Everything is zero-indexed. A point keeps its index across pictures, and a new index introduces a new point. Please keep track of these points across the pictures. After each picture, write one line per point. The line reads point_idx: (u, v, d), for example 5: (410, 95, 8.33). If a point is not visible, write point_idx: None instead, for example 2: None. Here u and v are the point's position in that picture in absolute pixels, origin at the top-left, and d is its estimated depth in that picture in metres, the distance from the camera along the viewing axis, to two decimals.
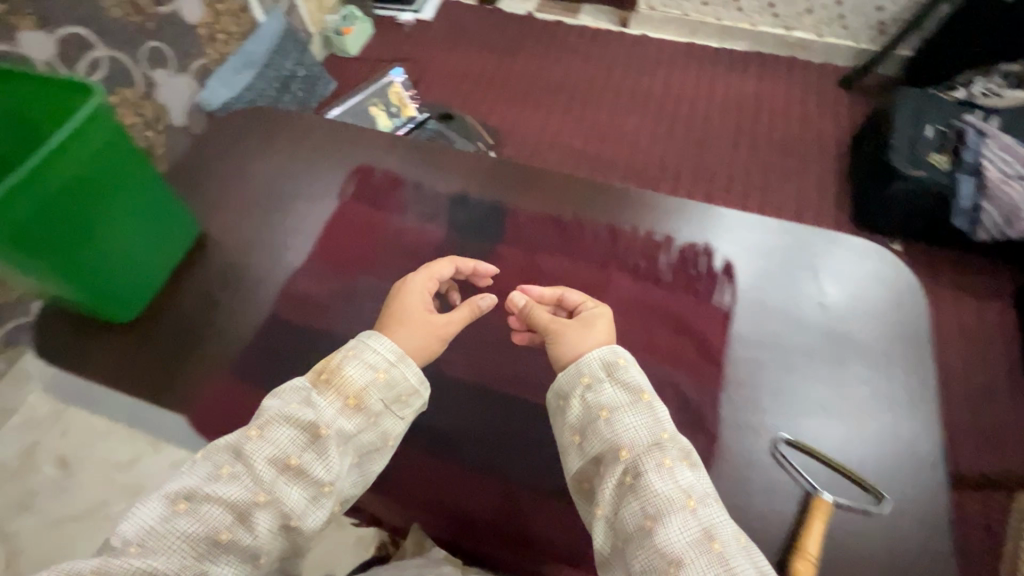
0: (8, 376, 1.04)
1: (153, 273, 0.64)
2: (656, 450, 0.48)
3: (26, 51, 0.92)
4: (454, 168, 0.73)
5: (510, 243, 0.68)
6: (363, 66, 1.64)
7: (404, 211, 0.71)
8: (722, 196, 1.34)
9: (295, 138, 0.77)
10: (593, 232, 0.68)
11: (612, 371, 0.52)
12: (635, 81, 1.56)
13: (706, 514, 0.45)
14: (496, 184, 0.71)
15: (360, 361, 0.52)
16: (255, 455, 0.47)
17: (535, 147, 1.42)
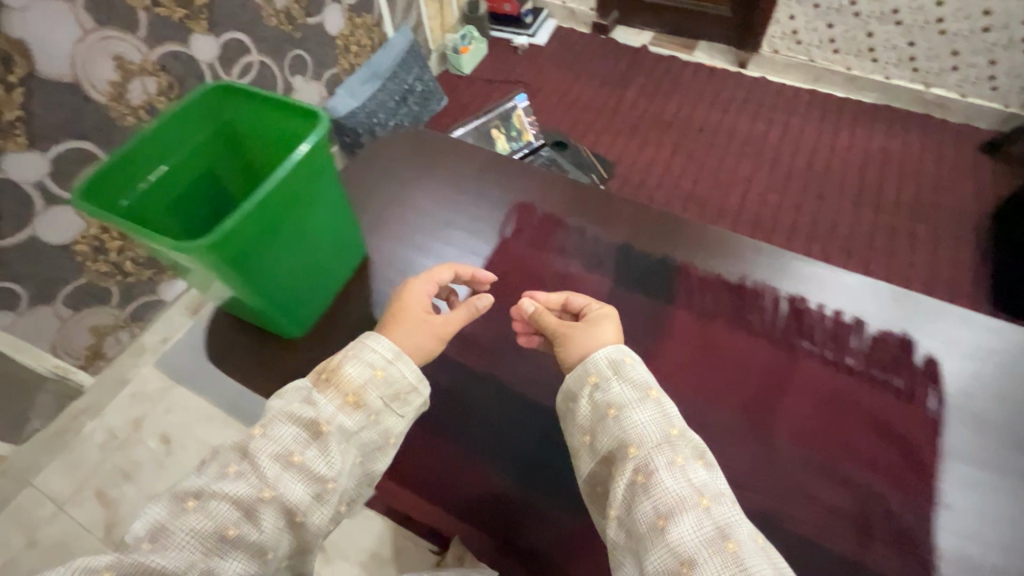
0: (129, 348, 1.10)
1: (323, 289, 0.67)
2: (667, 447, 0.47)
3: (195, 52, 0.98)
4: (617, 216, 0.72)
5: (680, 305, 0.65)
6: (475, 84, 1.67)
7: (566, 255, 0.70)
8: (842, 257, 1.25)
9: (458, 168, 0.78)
10: (771, 303, 0.64)
11: (618, 369, 0.52)
12: (753, 126, 1.50)
13: (721, 513, 0.44)
14: (662, 240, 0.69)
15: (360, 361, 0.52)
16: (259, 452, 0.47)
17: (643, 183, 1.39)
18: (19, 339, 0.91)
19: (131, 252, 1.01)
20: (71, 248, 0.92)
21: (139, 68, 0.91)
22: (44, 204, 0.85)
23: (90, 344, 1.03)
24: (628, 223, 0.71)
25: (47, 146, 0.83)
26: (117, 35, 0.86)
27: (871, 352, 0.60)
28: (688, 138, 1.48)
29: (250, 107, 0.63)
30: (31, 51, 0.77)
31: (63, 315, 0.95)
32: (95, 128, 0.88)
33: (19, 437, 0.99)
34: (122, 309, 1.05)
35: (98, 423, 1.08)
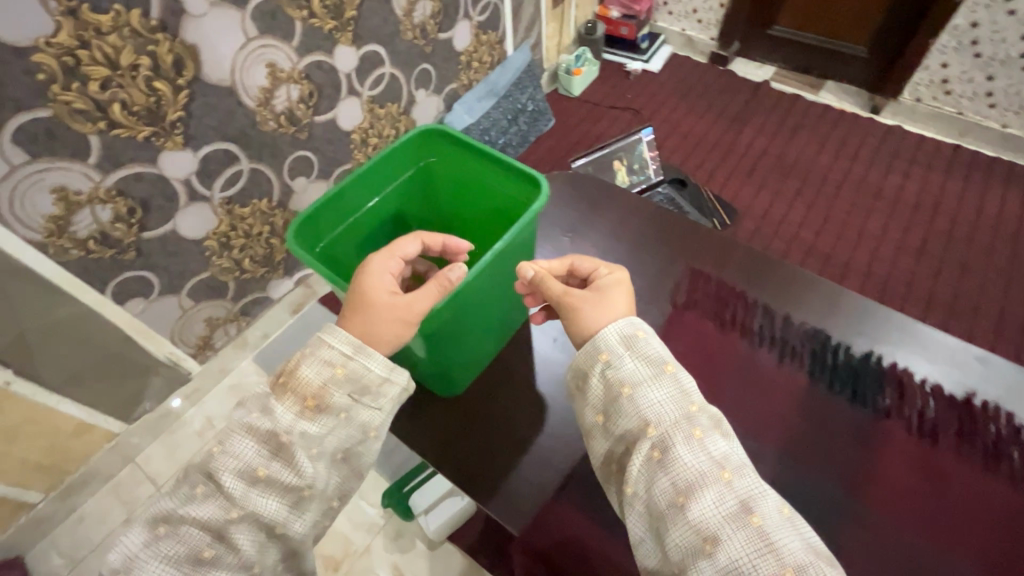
0: (236, 340, 1.13)
1: (485, 357, 0.62)
2: (684, 422, 0.45)
3: (337, 63, 0.98)
4: (811, 297, 0.64)
5: (893, 417, 0.56)
6: (584, 108, 1.62)
7: (755, 335, 0.62)
8: (987, 339, 1.11)
9: (623, 218, 0.73)
10: (1005, 430, 0.54)
11: (630, 345, 0.49)
12: (887, 180, 1.38)
13: (744, 485, 0.42)
14: (864, 330, 0.61)
15: (316, 359, 0.46)
16: (221, 472, 0.44)
17: (758, 229, 1.30)
18: (145, 326, 0.94)
19: (250, 251, 1.04)
20: (202, 244, 0.94)
21: (287, 76, 0.91)
22: (186, 200, 0.87)
23: (202, 334, 1.06)
24: (828, 310, 0.63)
25: (198, 146, 0.85)
26: (274, 43, 0.86)
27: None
28: (813, 185, 1.37)
29: (480, 162, 0.67)
30: (200, 55, 0.78)
31: (184, 306, 0.98)
32: (241, 131, 0.89)
33: (130, 417, 1.03)
34: (234, 303, 1.08)
35: (199, 409, 1.11)
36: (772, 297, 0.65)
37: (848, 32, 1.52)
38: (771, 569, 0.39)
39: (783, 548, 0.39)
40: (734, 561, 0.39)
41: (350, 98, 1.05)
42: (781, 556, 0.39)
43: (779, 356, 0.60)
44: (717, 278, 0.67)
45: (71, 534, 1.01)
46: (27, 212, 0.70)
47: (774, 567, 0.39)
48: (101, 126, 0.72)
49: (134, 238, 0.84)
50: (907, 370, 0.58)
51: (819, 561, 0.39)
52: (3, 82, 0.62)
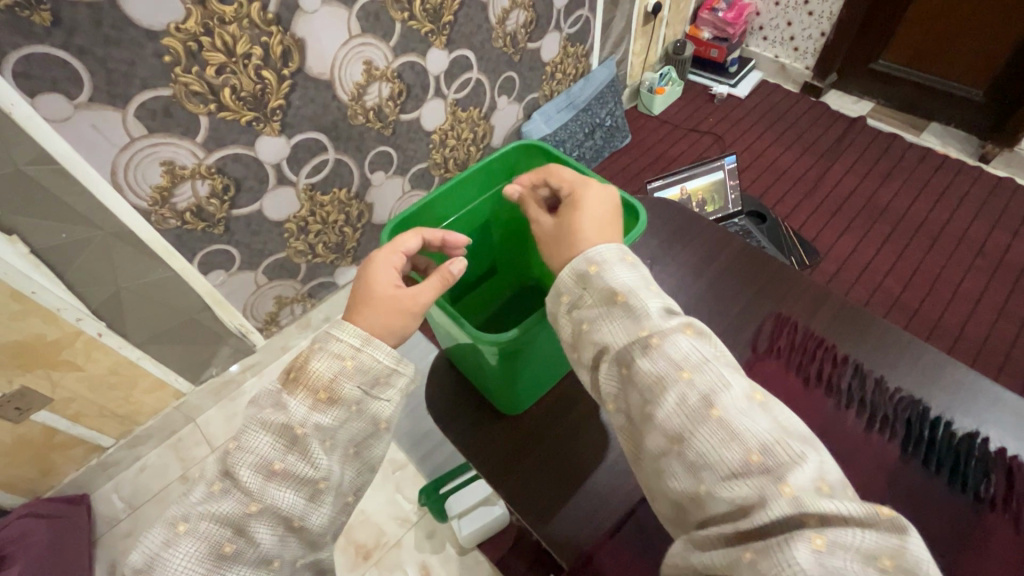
0: (300, 320, 1.18)
1: (551, 381, 0.62)
2: (643, 337, 0.41)
3: (428, 65, 1.01)
4: (909, 365, 0.60)
5: (999, 509, 0.51)
6: (663, 128, 1.59)
7: (841, 395, 0.58)
8: None
9: (708, 254, 0.72)
10: None
11: (585, 281, 0.46)
12: (991, 236, 1.26)
13: (703, 380, 0.38)
14: (963, 405, 0.57)
15: (326, 353, 0.46)
16: (238, 467, 0.43)
17: (840, 273, 1.22)
18: (222, 297, 0.99)
19: (324, 237, 1.08)
20: (283, 226, 0.99)
21: (380, 74, 0.94)
22: (274, 183, 0.92)
23: (270, 311, 1.11)
24: (928, 384, 0.58)
25: (291, 134, 0.89)
26: (374, 42, 0.89)
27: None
28: (905, 233, 1.28)
29: None
30: (306, 48, 0.81)
31: (259, 282, 1.03)
32: (333, 123, 0.93)
33: (197, 379, 1.10)
34: (303, 285, 1.12)
35: (257, 380, 1.19)
36: (867, 356, 0.61)
37: (964, 74, 1.41)
38: (735, 456, 0.35)
39: (747, 433, 0.36)
40: (702, 457, 0.36)
41: (436, 99, 1.07)
42: (746, 442, 0.36)
43: (868, 422, 0.56)
44: (804, 326, 0.64)
45: (133, 481, 1.08)
46: (138, 181, 0.76)
47: (736, 454, 0.35)
48: (210, 108, 0.76)
49: (224, 214, 0.89)
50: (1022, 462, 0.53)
51: (784, 437, 0.36)
52: (135, 62, 0.67)
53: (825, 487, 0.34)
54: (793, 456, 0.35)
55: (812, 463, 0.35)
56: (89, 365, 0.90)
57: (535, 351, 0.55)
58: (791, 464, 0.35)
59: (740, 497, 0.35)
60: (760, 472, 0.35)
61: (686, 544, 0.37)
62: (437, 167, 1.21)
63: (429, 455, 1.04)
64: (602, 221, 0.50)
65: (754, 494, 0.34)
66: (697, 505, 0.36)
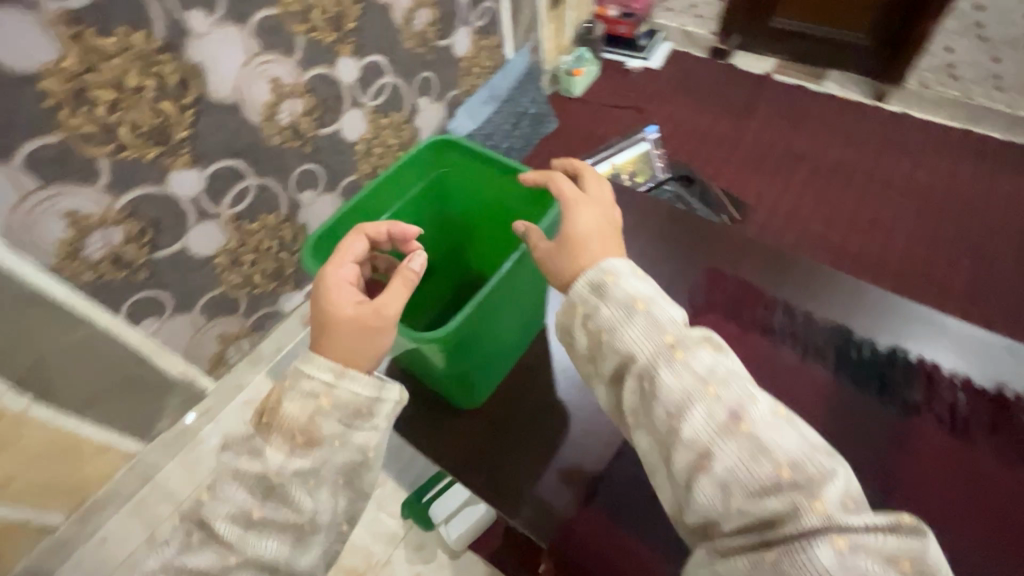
0: (248, 356, 1.13)
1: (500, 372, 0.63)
2: (665, 349, 0.45)
3: (339, 75, 0.98)
4: (830, 296, 0.64)
5: (924, 414, 0.55)
6: (587, 108, 1.61)
7: (774, 334, 0.62)
8: (1006, 325, 1.11)
9: (639, 221, 0.74)
10: None
11: (602, 291, 0.49)
12: (897, 168, 1.36)
13: (729, 395, 0.42)
14: (884, 326, 0.61)
15: (298, 393, 0.48)
16: (215, 519, 0.46)
17: (770, 224, 1.29)
18: (159, 345, 0.94)
19: (261, 265, 1.04)
20: (213, 261, 0.94)
21: (291, 90, 0.91)
22: (195, 218, 0.88)
23: (215, 351, 1.06)
24: (850, 308, 0.62)
25: (205, 164, 0.85)
26: (277, 57, 0.86)
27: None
28: (821, 176, 1.36)
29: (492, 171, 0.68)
30: (204, 73, 0.78)
31: (197, 323, 0.98)
32: (248, 147, 0.89)
33: (147, 436, 1.04)
34: (247, 318, 1.08)
35: (214, 426, 1.13)
36: (793, 294, 0.65)
37: (850, 20, 1.46)
38: (766, 471, 0.40)
39: (775, 448, 0.40)
40: (730, 470, 0.40)
41: (354, 109, 1.05)
42: (776, 457, 0.40)
43: (803, 355, 0.60)
44: (734, 276, 0.67)
45: (95, 555, 1.02)
46: (40, 237, 0.71)
47: (769, 469, 0.39)
48: (112, 148, 0.72)
49: (146, 258, 0.84)
50: (934, 364, 0.58)
51: (812, 453, 0.40)
52: (13, 111, 0.62)
53: (850, 501, 0.39)
54: (821, 471, 0.39)
55: (839, 480, 0.39)
56: (23, 444, 0.84)
57: (479, 343, 0.55)
58: (821, 479, 0.39)
59: (769, 510, 0.39)
60: (790, 486, 0.39)
61: (710, 552, 0.41)
62: (366, 177, 1.19)
63: (406, 468, 1.03)
64: (600, 234, 0.53)
65: (784, 507, 0.38)
66: (725, 519, 0.40)
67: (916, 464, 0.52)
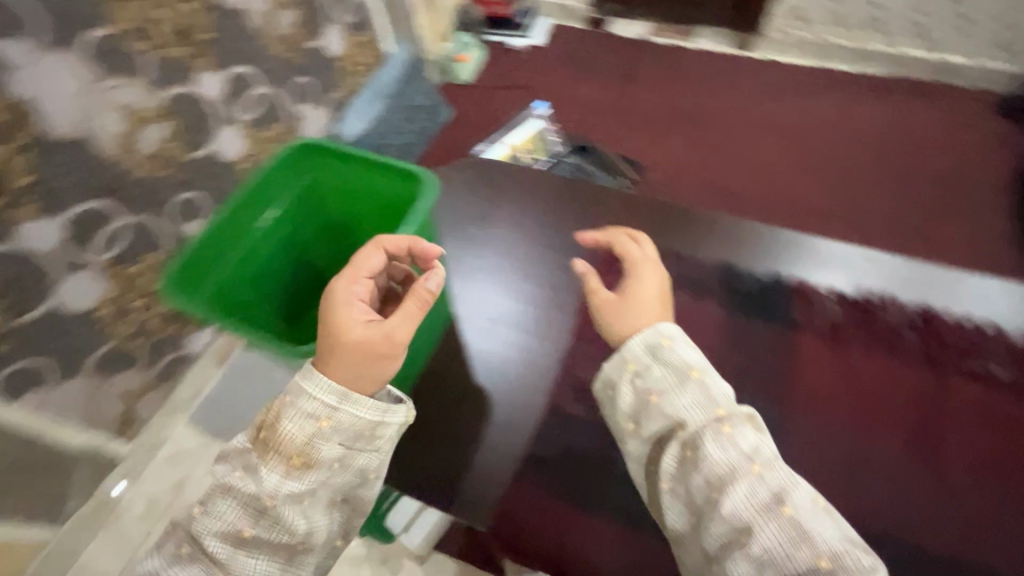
0: (161, 409, 1.05)
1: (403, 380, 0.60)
2: (713, 422, 0.47)
3: (203, 91, 0.91)
4: (710, 238, 0.69)
5: (802, 329, 0.62)
6: (479, 93, 1.60)
7: (667, 282, 0.66)
8: (877, 238, 1.25)
9: (532, 197, 0.75)
10: (895, 315, 0.62)
11: (657, 354, 0.51)
12: (769, 110, 1.47)
13: (772, 478, 0.44)
14: (760, 257, 0.67)
15: (300, 413, 0.48)
16: (206, 534, 0.47)
17: (667, 181, 1.36)
18: (50, 418, 0.84)
19: (155, 309, 0.95)
20: (95, 314, 0.85)
21: (150, 114, 0.84)
22: (63, 272, 0.79)
23: (121, 411, 0.97)
24: (731, 245, 0.68)
25: (63, 209, 0.76)
26: (125, 80, 0.79)
27: (1014, 354, 0.60)
28: (705, 129, 1.44)
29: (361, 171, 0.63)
30: (38, 108, 0.70)
31: (93, 384, 0.89)
32: (112, 183, 0.81)
33: (59, 518, 0.94)
34: (151, 369, 0.99)
35: (138, 491, 1.05)
36: (680, 242, 0.69)
37: None
38: (806, 558, 0.42)
39: (817, 536, 0.42)
40: (767, 551, 0.42)
41: (229, 126, 0.98)
42: (816, 544, 0.42)
43: (695, 296, 0.65)
44: (627, 235, 0.70)
45: None
46: None
47: (809, 556, 0.41)
48: None
49: (11, 324, 0.75)
50: (806, 282, 0.65)
51: (853, 547, 0.42)
52: None
53: None
54: (861, 566, 0.41)
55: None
56: None
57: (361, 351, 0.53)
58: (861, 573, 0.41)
59: None
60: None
61: None
62: None
63: None
64: (660, 299, 0.55)
65: None
66: None
67: (798, 382, 0.59)
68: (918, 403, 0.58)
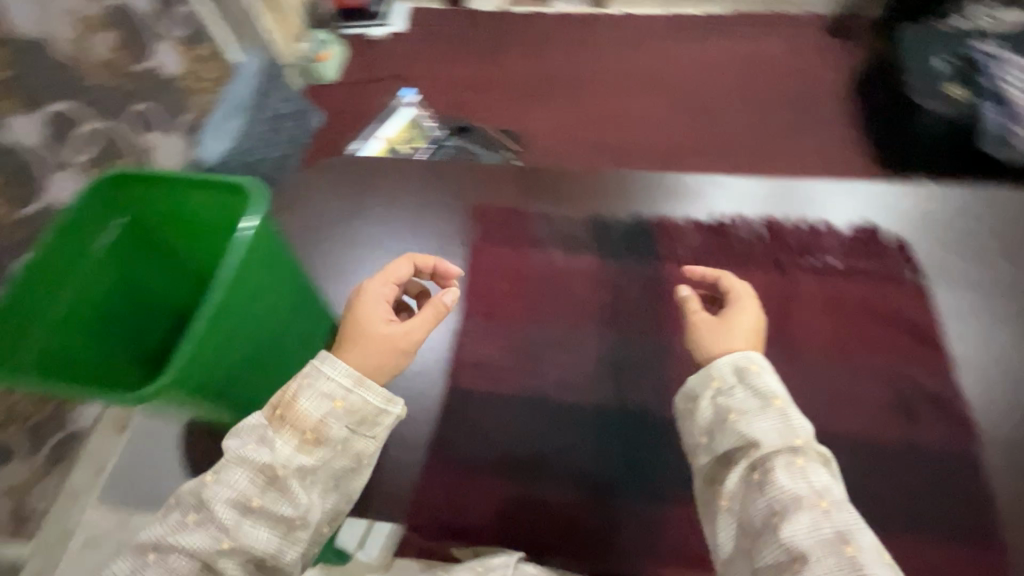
0: (60, 498, 0.94)
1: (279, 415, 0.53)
2: (787, 450, 0.40)
3: (17, 136, 0.80)
4: (579, 189, 0.67)
5: (666, 262, 0.66)
6: (349, 89, 1.51)
7: (542, 245, 0.67)
8: (749, 161, 1.33)
9: (392, 179, 0.68)
10: (744, 231, 0.66)
11: (743, 376, 0.44)
12: (633, 60, 1.51)
13: (842, 518, 0.38)
14: (627, 198, 0.66)
15: (314, 391, 0.44)
16: (212, 500, 0.41)
17: (551, 147, 1.38)
18: None
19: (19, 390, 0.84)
20: None
21: None
22: None
23: (9, 511, 0.86)
24: (596, 193, 0.66)
25: None
26: None
27: (848, 245, 0.64)
28: (576, 90, 1.47)
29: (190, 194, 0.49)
30: None
31: None
32: None
33: None
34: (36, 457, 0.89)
35: None
36: (548, 201, 0.67)
37: None
38: None
39: None
40: None
41: (64, 173, 0.87)
42: None
43: (566, 252, 0.67)
44: (494, 203, 0.67)
45: None
46: None
47: None
48: None
49: None
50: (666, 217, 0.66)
51: None
52: None
53: None
54: None
55: None
56: None
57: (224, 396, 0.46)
58: None
59: None
60: None
61: None
62: None
63: None
64: (757, 334, 0.48)
65: None
66: None
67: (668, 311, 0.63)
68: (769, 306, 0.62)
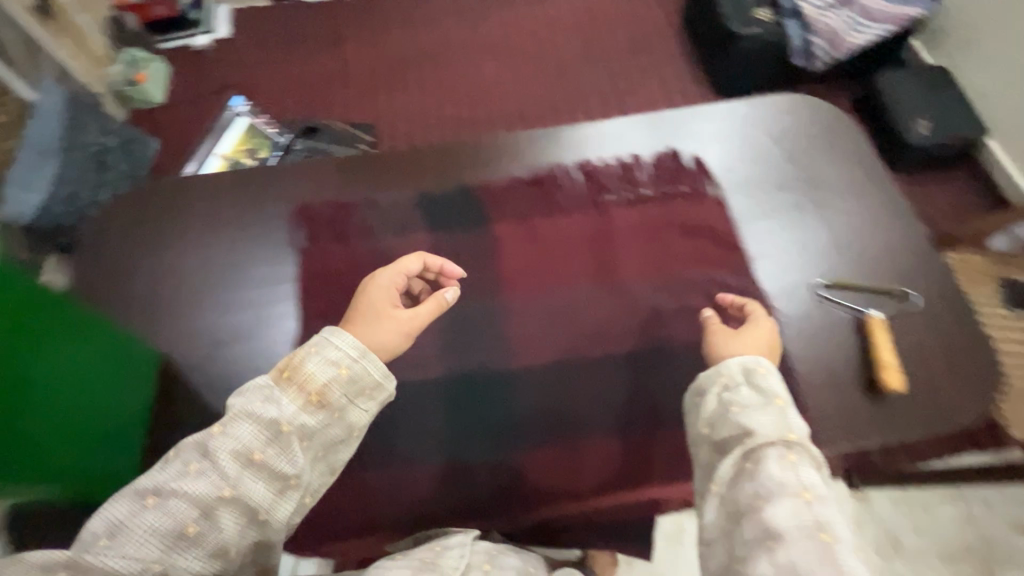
0: None
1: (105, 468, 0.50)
2: (782, 442, 0.43)
3: None
4: (404, 174, 0.68)
5: (499, 221, 0.66)
6: (180, 108, 1.38)
7: (375, 233, 0.64)
8: (598, 109, 1.38)
9: (210, 200, 0.66)
10: (563, 175, 0.68)
11: (752, 376, 0.47)
12: (474, 30, 1.51)
13: (823, 509, 0.40)
14: (454, 173, 0.68)
15: (323, 357, 0.45)
16: (219, 450, 0.41)
17: (409, 131, 1.36)
18: None
19: None
20: None
21: None
22: None
23: None
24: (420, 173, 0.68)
25: None
26: None
27: (655, 174, 0.68)
28: (424, 69, 1.44)
29: None
30: None
31: None
32: None
33: None
34: None
35: None
36: (374, 188, 0.67)
37: None
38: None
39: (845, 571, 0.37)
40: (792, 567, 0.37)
41: None
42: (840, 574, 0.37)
43: (398, 232, 0.65)
44: (320, 201, 0.66)
45: None
46: None
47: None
48: None
49: None
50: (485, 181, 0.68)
51: None
52: None
53: None
54: None
55: None
56: None
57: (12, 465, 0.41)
58: None
59: None
60: None
61: None
62: None
63: None
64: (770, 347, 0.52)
65: None
66: None
67: (503, 265, 0.63)
68: (594, 242, 0.64)
